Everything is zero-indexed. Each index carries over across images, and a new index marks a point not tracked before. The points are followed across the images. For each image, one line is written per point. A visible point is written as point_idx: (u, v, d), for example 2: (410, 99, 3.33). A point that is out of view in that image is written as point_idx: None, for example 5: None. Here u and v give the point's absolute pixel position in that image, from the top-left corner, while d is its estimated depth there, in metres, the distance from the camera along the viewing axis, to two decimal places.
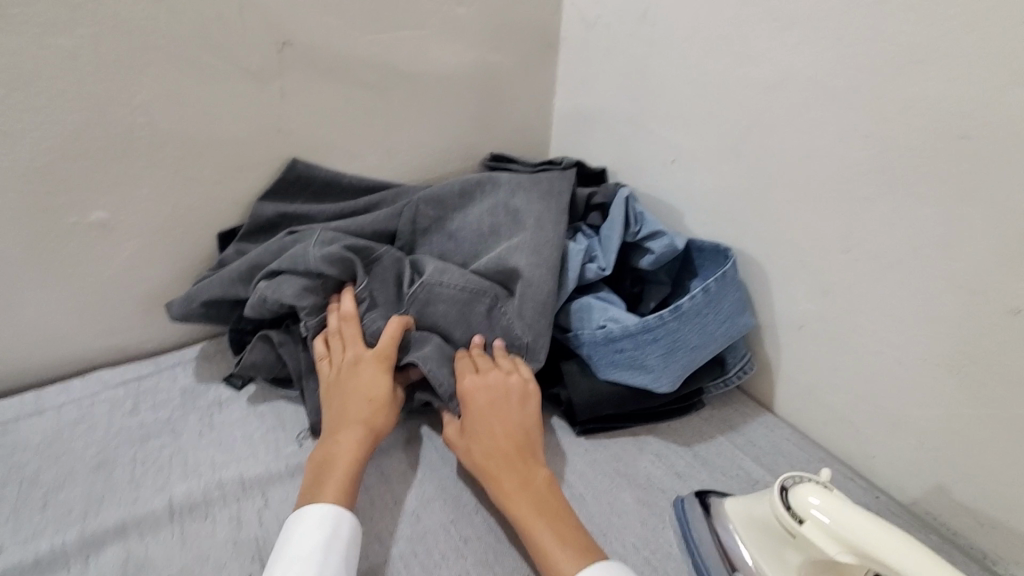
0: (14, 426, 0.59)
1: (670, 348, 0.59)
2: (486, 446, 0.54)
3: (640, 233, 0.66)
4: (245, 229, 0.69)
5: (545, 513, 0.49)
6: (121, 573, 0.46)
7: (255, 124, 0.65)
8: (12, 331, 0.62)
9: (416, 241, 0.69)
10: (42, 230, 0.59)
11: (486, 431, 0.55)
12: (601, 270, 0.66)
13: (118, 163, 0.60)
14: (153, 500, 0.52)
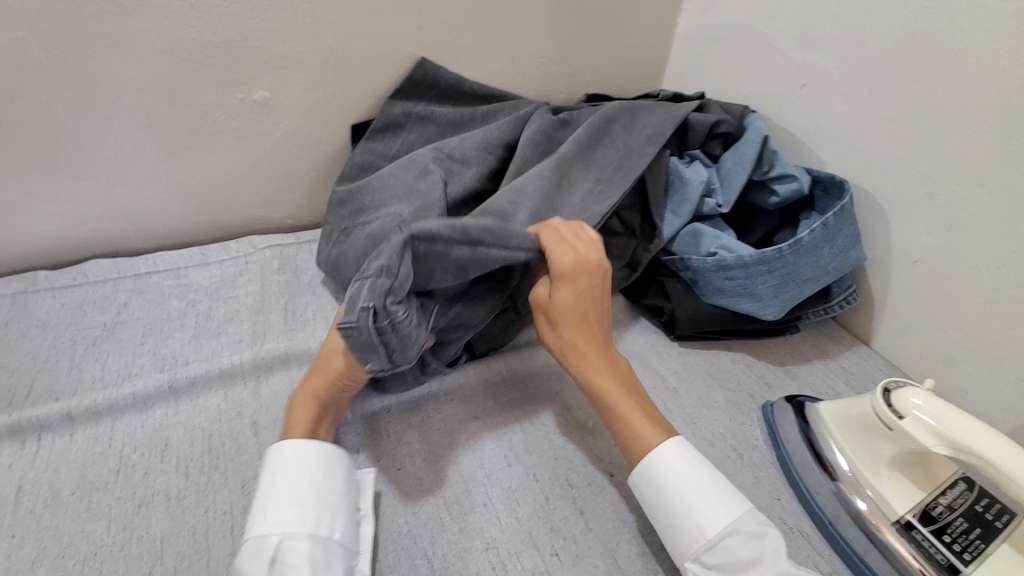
0: (188, 271, 0.69)
1: (783, 280, 0.61)
2: (580, 326, 0.52)
3: (769, 173, 0.65)
4: (374, 125, 0.73)
5: (629, 396, 0.50)
6: (289, 391, 0.56)
7: (399, 19, 0.69)
8: (185, 192, 0.71)
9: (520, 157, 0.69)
10: (216, 102, 0.66)
11: (583, 311, 0.53)
12: (717, 206, 0.65)
13: (282, 45, 0.65)
14: (307, 341, 0.61)
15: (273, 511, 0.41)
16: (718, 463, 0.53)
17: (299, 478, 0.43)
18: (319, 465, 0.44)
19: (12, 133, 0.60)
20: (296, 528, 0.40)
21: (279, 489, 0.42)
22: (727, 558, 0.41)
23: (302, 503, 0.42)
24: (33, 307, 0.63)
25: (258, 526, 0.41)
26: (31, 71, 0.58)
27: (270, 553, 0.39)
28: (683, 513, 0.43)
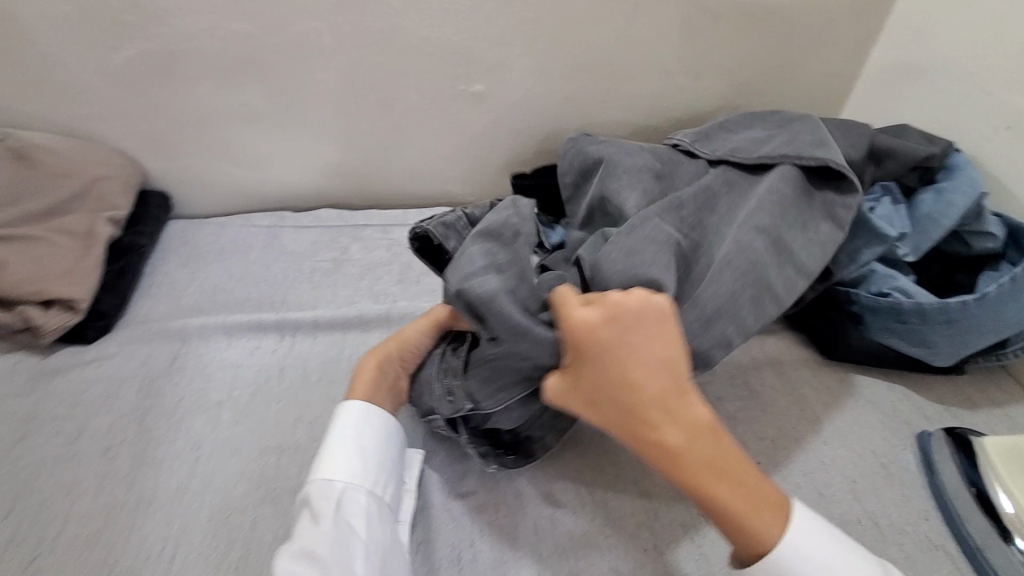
0: (395, 227, 0.83)
1: (959, 329, 0.60)
2: (620, 411, 0.42)
3: (968, 227, 0.65)
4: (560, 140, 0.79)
5: (731, 462, 0.42)
6: None
7: (606, 32, 0.76)
8: (400, 163, 0.84)
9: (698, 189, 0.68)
10: (441, 92, 0.78)
11: (621, 378, 0.42)
12: (903, 253, 0.66)
13: (504, 48, 0.75)
14: None
15: (341, 465, 0.49)
16: (867, 476, 0.56)
17: (366, 434, 0.50)
18: (380, 425, 0.52)
19: (290, 101, 0.76)
20: (357, 483, 0.48)
21: (343, 447, 0.49)
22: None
23: (363, 458, 0.49)
24: (282, 238, 0.80)
25: (322, 474, 0.48)
26: (315, 54, 0.72)
27: (331, 499, 0.47)
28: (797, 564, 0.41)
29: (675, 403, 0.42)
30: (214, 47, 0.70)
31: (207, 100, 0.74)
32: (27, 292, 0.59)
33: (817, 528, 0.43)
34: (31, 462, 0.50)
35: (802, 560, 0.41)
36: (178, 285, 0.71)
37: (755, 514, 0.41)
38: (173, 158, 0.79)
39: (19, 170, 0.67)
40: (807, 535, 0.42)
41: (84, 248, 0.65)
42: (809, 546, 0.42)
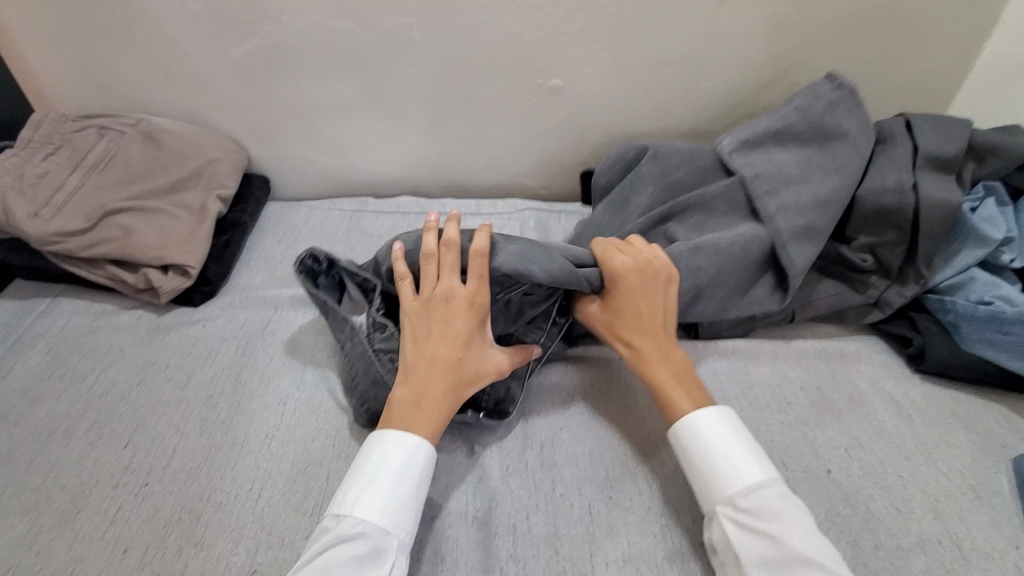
0: (467, 216, 0.86)
1: None
2: (621, 322, 0.55)
3: None
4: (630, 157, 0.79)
5: (682, 379, 0.53)
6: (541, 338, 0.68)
7: (688, 26, 0.75)
8: (476, 155, 0.88)
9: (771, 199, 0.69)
10: (520, 86, 0.80)
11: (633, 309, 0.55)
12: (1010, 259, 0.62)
13: (584, 42, 0.76)
14: None
15: (381, 502, 0.44)
16: (951, 496, 0.52)
17: (421, 482, 0.46)
18: (409, 455, 0.46)
19: (379, 93, 0.81)
20: (407, 541, 0.44)
21: (402, 483, 0.45)
22: (763, 506, 0.44)
23: (405, 498, 0.45)
24: (364, 222, 0.85)
25: (380, 516, 0.44)
26: (405, 50, 0.77)
27: (383, 549, 0.43)
28: (716, 457, 0.47)
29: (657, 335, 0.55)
30: (316, 43, 0.76)
31: (306, 92, 0.81)
32: (152, 258, 0.67)
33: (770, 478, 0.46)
34: (147, 403, 0.57)
35: (710, 447, 0.48)
36: (273, 259, 0.78)
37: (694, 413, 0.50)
38: (274, 145, 0.87)
39: (149, 151, 0.77)
40: (746, 465, 0.47)
41: (198, 221, 0.73)
42: (743, 468, 0.47)
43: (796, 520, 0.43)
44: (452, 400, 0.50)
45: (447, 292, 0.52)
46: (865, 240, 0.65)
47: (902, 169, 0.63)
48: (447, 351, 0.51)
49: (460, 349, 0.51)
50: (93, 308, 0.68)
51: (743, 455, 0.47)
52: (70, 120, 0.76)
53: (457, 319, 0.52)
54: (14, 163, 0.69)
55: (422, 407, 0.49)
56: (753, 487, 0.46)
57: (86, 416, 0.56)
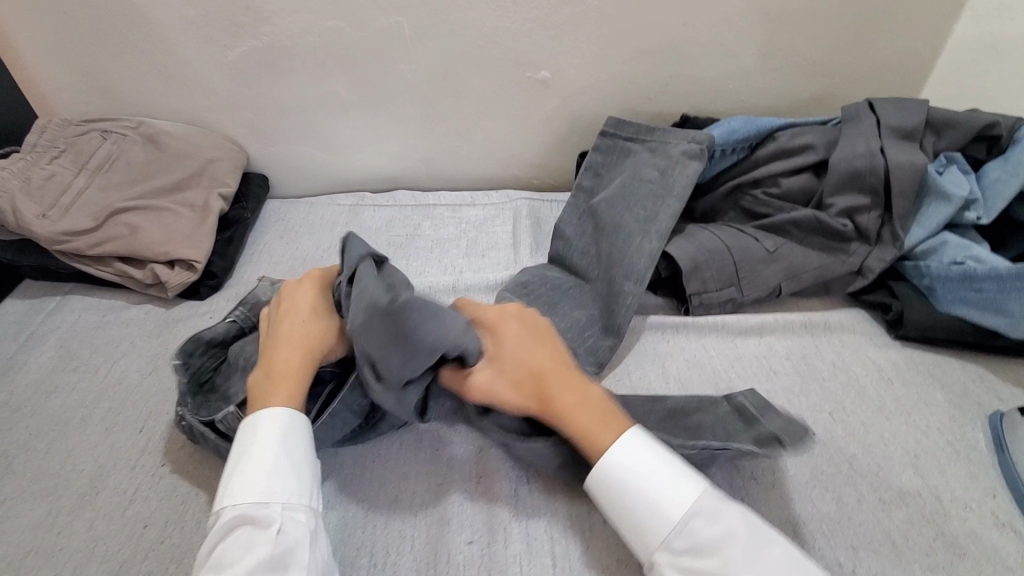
0: (462, 207, 0.89)
1: None
2: (508, 390, 0.51)
3: None
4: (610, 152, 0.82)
5: (596, 411, 0.48)
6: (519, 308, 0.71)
7: (671, 15, 0.78)
8: (470, 148, 0.90)
9: (756, 165, 0.75)
10: (509, 79, 0.83)
11: (510, 362, 0.52)
12: (977, 219, 0.66)
13: (570, 34, 0.79)
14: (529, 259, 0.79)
15: (256, 481, 0.44)
16: (930, 452, 0.55)
17: (294, 443, 0.47)
18: (272, 422, 0.47)
19: (372, 90, 0.83)
20: (296, 501, 0.44)
21: (270, 455, 0.45)
22: (699, 542, 0.41)
23: (280, 468, 0.45)
24: (362, 215, 0.88)
25: (253, 495, 0.43)
26: (396, 48, 0.79)
27: (267, 519, 0.42)
28: (648, 504, 0.43)
29: (532, 388, 0.50)
30: (311, 43, 0.78)
31: (301, 90, 0.83)
32: (158, 254, 0.70)
33: (701, 503, 0.42)
34: (160, 390, 0.59)
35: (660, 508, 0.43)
36: (275, 254, 0.80)
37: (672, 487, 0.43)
38: (271, 145, 0.89)
39: (150, 152, 0.79)
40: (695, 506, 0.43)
41: (200, 218, 0.75)
42: (671, 505, 0.43)
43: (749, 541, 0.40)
44: (296, 359, 0.51)
45: (285, 289, 0.58)
46: (842, 205, 0.68)
47: (869, 136, 0.69)
48: (284, 327, 0.54)
49: (291, 321, 0.54)
50: (102, 304, 0.71)
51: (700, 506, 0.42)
52: (73, 124, 0.78)
53: (288, 305, 0.56)
54: (20, 166, 0.72)
55: (267, 374, 0.50)
56: (682, 524, 0.42)
57: (101, 405, 0.58)
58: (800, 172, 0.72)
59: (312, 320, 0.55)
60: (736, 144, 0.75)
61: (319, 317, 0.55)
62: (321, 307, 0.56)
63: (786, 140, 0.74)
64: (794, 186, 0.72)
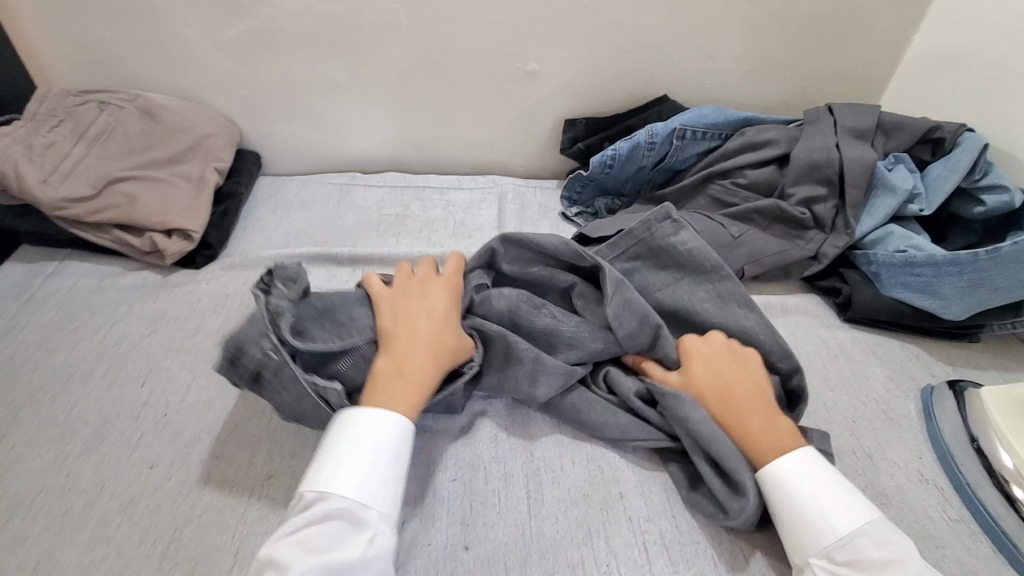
0: (450, 191, 0.93)
1: (972, 283, 0.65)
2: (712, 397, 0.53)
3: (980, 182, 0.70)
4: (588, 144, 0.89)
5: (783, 435, 0.50)
6: None
7: (652, 16, 0.83)
8: (459, 134, 0.94)
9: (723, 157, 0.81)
10: (499, 69, 0.87)
11: (725, 376, 0.54)
12: (919, 211, 0.72)
13: (558, 29, 0.83)
14: None
15: (364, 481, 0.45)
16: (868, 419, 0.61)
17: (399, 460, 0.48)
18: (392, 425, 0.48)
19: (367, 74, 0.87)
20: (390, 515, 0.45)
21: (376, 460, 0.46)
22: (822, 530, 0.45)
23: (384, 474, 0.46)
24: (354, 194, 0.92)
25: (358, 491, 0.45)
26: (391, 33, 0.82)
27: (365, 522, 0.43)
28: (807, 511, 0.46)
29: (762, 411, 0.51)
30: (310, 26, 0.81)
31: (298, 71, 0.86)
32: (156, 223, 0.72)
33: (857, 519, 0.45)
34: (160, 349, 0.63)
35: (794, 497, 0.47)
36: (268, 228, 0.84)
37: (778, 455, 0.49)
38: (266, 123, 0.92)
39: (148, 125, 0.81)
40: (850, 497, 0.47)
41: (196, 190, 0.78)
42: (834, 519, 0.45)
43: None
44: (428, 370, 0.52)
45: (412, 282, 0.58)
46: (801, 195, 0.75)
47: (828, 135, 0.75)
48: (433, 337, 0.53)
49: (423, 312, 0.55)
50: (100, 269, 0.73)
51: (832, 501, 0.46)
52: (71, 95, 0.80)
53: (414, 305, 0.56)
54: (22, 134, 0.74)
55: (405, 362, 0.51)
56: (848, 539, 0.44)
57: (104, 362, 0.61)
58: (765, 164, 0.78)
59: (454, 322, 0.56)
60: (708, 131, 0.81)
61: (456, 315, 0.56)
62: (455, 315, 0.57)
63: (752, 136, 0.79)
64: (759, 177, 0.78)
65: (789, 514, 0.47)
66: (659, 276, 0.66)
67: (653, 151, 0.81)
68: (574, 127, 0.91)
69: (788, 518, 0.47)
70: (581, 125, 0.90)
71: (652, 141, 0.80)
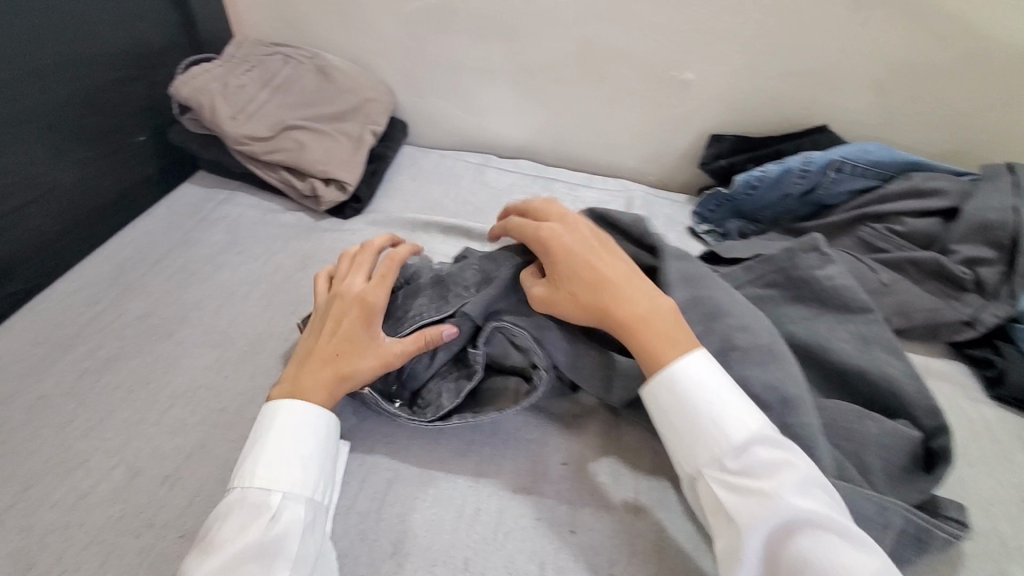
0: (579, 188, 0.94)
1: None
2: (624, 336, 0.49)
3: None
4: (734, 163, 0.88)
5: (664, 334, 0.48)
6: None
7: (827, 42, 0.79)
8: (598, 133, 0.95)
9: (883, 200, 0.76)
10: (654, 74, 0.86)
11: (633, 290, 0.50)
12: None
13: (724, 43, 0.82)
14: None
15: (271, 466, 0.44)
16: (1008, 507, 0.56)
17: (308, 442, 0.46)
18: (292, 411, 0.47)
19: (524, 62, 0.89)
20: (297, 492, 0.44)
21: (287, 443, 0.45)
22: (746, 462, 0.43)
23: (292, 459, 0.45)
24: (486, 175, 0.95)
25: (263, 477, 0.44)
26: (556, 25, 0.85)
27: (269, 504, 0.43)
28: (699, 414, 0.45)
29: (618, 310, 0.49)
30: (481, 8, 0.85)
31: (460, 51, 0.90)
32: (318, 171, 0.79)
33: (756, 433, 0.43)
34: (307, 285, 0.68)
35: (693, 397, 0.45)
36: (407, 193, 0.89)
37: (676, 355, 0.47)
38: (419, 96, 0.97)
39: (321, 82, 0.88)
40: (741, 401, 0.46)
41: (354, 147, 0.84)
42: (728, 425, 0.44)
43: (809, 556, 0.38)
44: (320, 378, 0.49)
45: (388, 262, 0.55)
46: (964, 255, 0.69)
47: (1008, 195, 0.69)
48: (654, 325, 0.48)
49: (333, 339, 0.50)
50: (264, 205, 0.81)
51: (730, 403, 0.45)
52: (263, 46, 0.89)
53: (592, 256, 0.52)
54: (220, 72, 0.82)
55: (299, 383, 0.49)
56: (740, 447, 0.43)
57: (259, 287, 0.68)
58: (928, 216, 0.73)
59: (369, 356, 0.50)
60: (868, 168, 0.77)
61: (367, 353, 0.50)
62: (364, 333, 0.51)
63: (919, 184, 0.75)
64: (918, 227, 0.73)
65: (681, 420, 0.45)
66: (797, 311, 0.63)
67: (805, 178, 0.79)
68: (720, 144, 0.89)
69: (674, 422, 0.46)
70: (728, 141, 0.89)
71: (805, 169, 0.78)
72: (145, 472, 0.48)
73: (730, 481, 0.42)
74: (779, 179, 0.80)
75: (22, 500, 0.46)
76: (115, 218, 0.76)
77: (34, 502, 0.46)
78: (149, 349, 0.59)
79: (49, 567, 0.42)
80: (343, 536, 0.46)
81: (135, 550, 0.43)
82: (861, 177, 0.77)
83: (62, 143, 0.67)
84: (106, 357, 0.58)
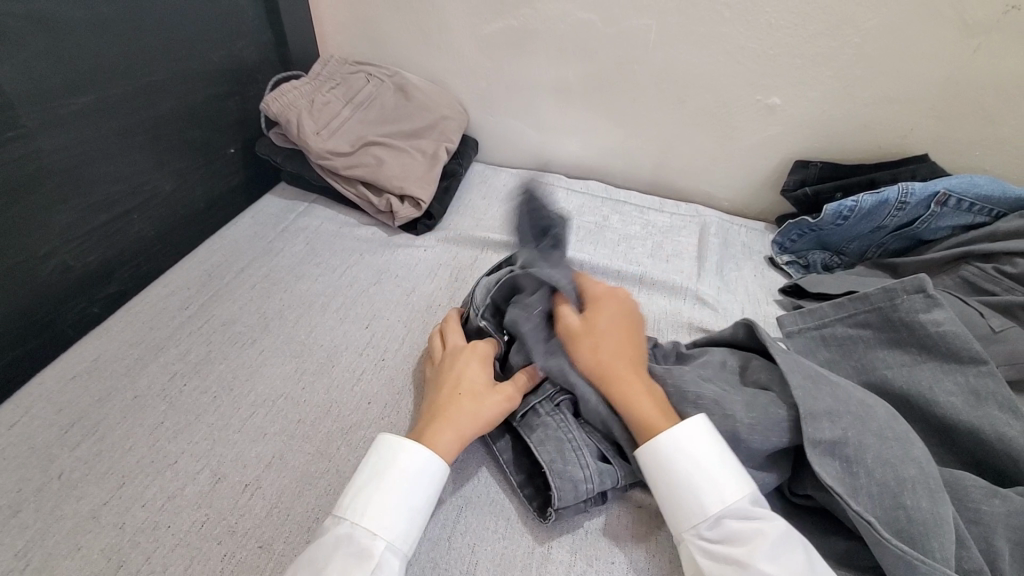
0: (650, 211, 0.92)
1: None
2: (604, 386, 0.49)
3: None
4: (823, 191, 0.83)
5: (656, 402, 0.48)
6: (697, 314, 0.73)
7: (933, 68, 0.74)
8: (672, 156, 0.93)
9: (993, 237, 0.69)
10: (736, 99, 0.84)
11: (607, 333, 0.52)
12: None
13: (815, 67, 0.78)
14: (711, 273, 0.80)
15: (393, 518, 0.41)
16: None
17: (425, 497, 0.43)
18: (422, 457, 0.44)
19: (601, 84, 0.88)
20: (398, 545, 0.41)
21: (412, 490, 0.43)
22: (727, 530, 0.41)
23: (410, 515, 0.42)
24: (556, 194, 0.94)
25: (377, 520, 0.41)
26: (637, 48, 0.83)
27: (373, 553, 0.39)
28: (681, 483, 0.43)
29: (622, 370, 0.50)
30: (560, 30, 0.85)
31: (537, 72, 0.90)
32: (395, 188, 0.80)
33: (732, 499, 0.42)
34: (382, 299, 0.69)
35: (681, 467, 0.43)
36: (478, 211, 0.89)
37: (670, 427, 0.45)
38: (492, 114, 0.98)
39: (400, 100, 0.91)
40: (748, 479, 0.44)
41: (430, 164, 0.85)
42: (704, 492, 0.42)
43: None
44: (467, 427, 0.47)
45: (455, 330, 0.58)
46: None
47: None
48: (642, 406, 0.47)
49: (451, 384, 0.50)
50: (341, 219, 0.84)
51: (721, 475, 0.43)
52: (348, 65, 0.92)
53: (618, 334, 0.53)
54: (308, 89, 0.85)
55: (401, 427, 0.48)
56: (716, 515, 0.42)
57: (337, 298, 0.69)
58: None
59: (491, 392, 0.50)
60: (977, 204, 0.71)
61: (489, 387, 0.50)
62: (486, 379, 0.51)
63: None
64: None
65: (659, 487, 0.44)
66: (893, 354, 0.57)
67: (902, 211, 0.73)
68: (806, 170, 0.85)
69: (658, 486, 0.45)
70: (816, 168, 0.85)
71: (904, 201, 0.72)
72: (228, 478, 0.50)
73: (709, 547, 0.41)
74: (872, 212, 0.75)
75: (117, 496, 0.48)
76: (205, 226, 0.80)
77: (128, 499, 0.48)
78: (234, 355, 0.61)
79: (139, 566, 0.44)
80: (413, 561, 0.46)
81: (218, 557, 0.44)
82: (967, 213, 0.72)
83: (165, 156, 0.72)
84: (195, 361, 0.60)
